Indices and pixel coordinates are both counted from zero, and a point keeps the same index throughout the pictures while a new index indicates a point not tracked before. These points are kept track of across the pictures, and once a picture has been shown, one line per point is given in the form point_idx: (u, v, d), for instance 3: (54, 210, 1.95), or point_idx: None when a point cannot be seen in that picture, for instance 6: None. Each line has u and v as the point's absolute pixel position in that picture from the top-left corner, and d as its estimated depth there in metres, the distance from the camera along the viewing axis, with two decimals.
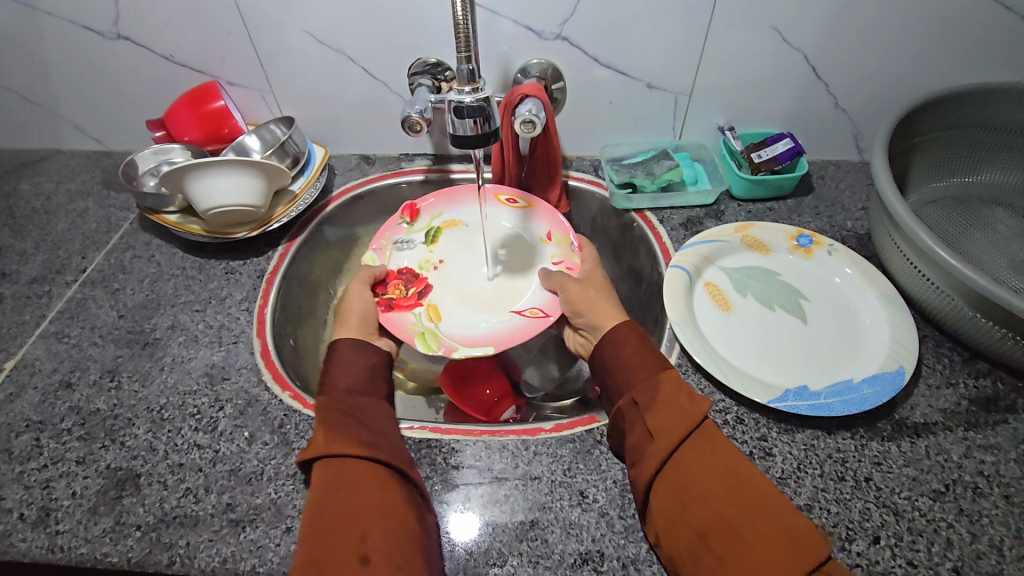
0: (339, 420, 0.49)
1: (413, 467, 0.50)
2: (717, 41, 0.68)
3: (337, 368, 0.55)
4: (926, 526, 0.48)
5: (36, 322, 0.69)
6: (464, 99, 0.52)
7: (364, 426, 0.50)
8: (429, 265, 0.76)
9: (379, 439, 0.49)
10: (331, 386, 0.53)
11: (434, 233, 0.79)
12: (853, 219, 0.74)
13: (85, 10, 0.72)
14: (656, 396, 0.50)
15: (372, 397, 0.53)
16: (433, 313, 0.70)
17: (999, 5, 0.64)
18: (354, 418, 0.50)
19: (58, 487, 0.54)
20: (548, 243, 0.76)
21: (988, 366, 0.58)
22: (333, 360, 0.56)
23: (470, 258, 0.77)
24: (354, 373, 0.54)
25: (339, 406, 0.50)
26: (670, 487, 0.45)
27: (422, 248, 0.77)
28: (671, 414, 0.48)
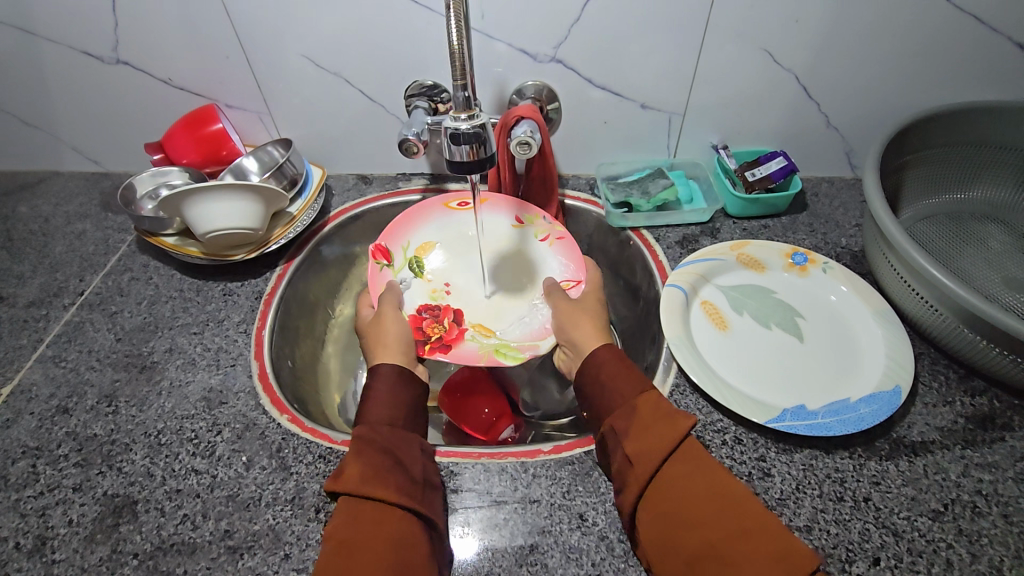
0: (378, 457, 0.48)
1: (436, 513, 0.49)
2: (708, 62, 0.69)
3: (376, 399, 0.55)
4: (926, 547, 0.48)
5: (34, 346, 0.69)
6: (460, 126, 0.53)
7: (403, 469, 0.49)
8: (442, 293, 0.75)
9: (413, 482, 0.48)
10: (369, 418, 0.53)
11: (414, 262, 0.77)
12: (847, 236, 0.75)
13: (85, 36, 0.72)
14: (636, 418, 0.50)
15: (410, 435, 0.53)
16: (483, 331, 0.71)
17: (986, 27, 0.65)
18: (391, 458, 0.49)
19: (54, 515, 0.54)
20: (528, 223, 0.79)
21: (984, 383, 0.59)
22: (374, 388, 0.56)
23: (468, 270, 0.78)
24: (391, 408, 0.54)
25: (380, 442, 0.50)
26: (656, 508, 0.45)
27: (420, 282, 0.76)
28: (653, 433, 0.48)
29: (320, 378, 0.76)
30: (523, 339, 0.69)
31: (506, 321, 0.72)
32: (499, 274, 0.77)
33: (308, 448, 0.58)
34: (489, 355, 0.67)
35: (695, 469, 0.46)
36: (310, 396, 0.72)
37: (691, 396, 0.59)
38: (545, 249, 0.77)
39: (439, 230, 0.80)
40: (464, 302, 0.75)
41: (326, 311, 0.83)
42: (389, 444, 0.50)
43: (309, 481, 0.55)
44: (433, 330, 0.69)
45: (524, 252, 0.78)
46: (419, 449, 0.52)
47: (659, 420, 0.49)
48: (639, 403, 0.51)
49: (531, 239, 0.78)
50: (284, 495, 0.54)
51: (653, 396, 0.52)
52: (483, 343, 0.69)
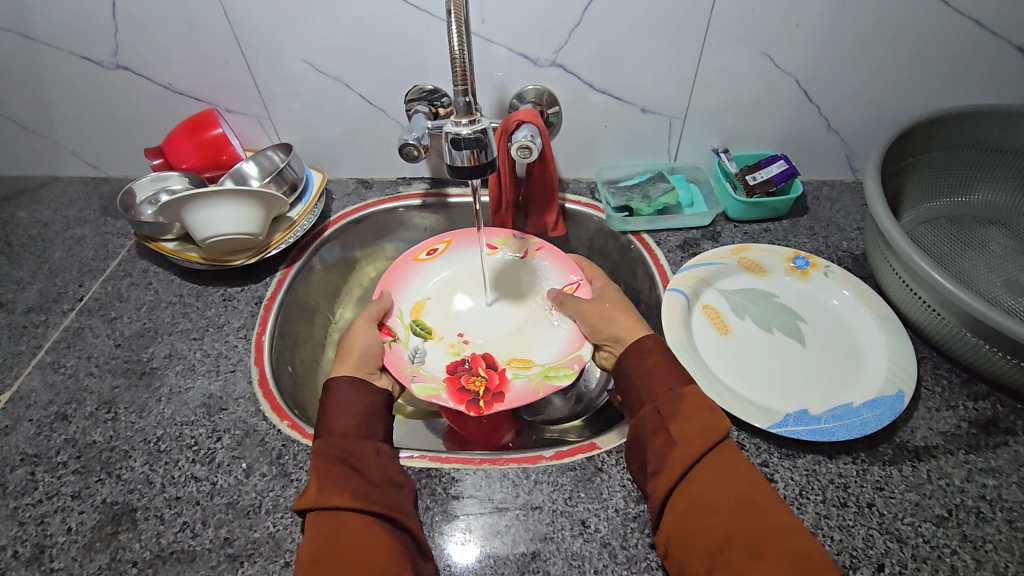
0: (335, 468, 0.48)
1: (406, 511, 0.49)
2: (708, 66, 0.69)
3: (331, 409, 0.53)
4: (930, 553, 0.47)
5: (32, 352, 0.69)
6: (461, 130, 0.53)
7: (361, 475, 0.49)
8: (462, 345, 0.73)
9: (372, 486, 0.48)
10: (325, 429, 0.52)
11: (416, 325, 0.74)
12: (848, 240, 0.74)
13: (84, 41, 0.72)
14: (681, 408, 0.50)
15: (367, 439, 0.52)
16: (515, 364, 0.69)
17: (986, 30, 0.65)
18: (349, 466, 0.49)
19: (53, 523, 0.53)
20: (502, 248, 0.81)
21: (987, 388, 0.58)
22: (328, 400, 0.54)
23: (478, 316, 0.76)
24: (348, 414, 0.53)
25: (336, 452, 0.49)
26: (687, 499, 0.46)
27: (434, 343, 0.72)
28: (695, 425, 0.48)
29: (319, 383, 0.76)
30: (559, 357, 0.69)
31: (535, 345, 0.71)
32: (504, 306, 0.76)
33: (308, 454, 0.57)
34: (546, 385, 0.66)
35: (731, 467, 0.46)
36: (311, 402, 0.72)
37: None
38: (536, 268, 0.79)
39: (423, 286, 0.78)
40: (489, 345, 0.73)
41: (327, 315, 0.83)
42: (346, 452, 0.50)
43: None
44: (474, 383, 0.67)
45: (510, 276, 0.79)
46: (376, 452, 0.51)
47: (703, 413, 0.49)
48: (685, 395, 0.51)
49: (512, 263, 0.80)
50: (285, 502, 0.54)
51: (698, 390, 0.51)
52: (527, 375, 0.67)
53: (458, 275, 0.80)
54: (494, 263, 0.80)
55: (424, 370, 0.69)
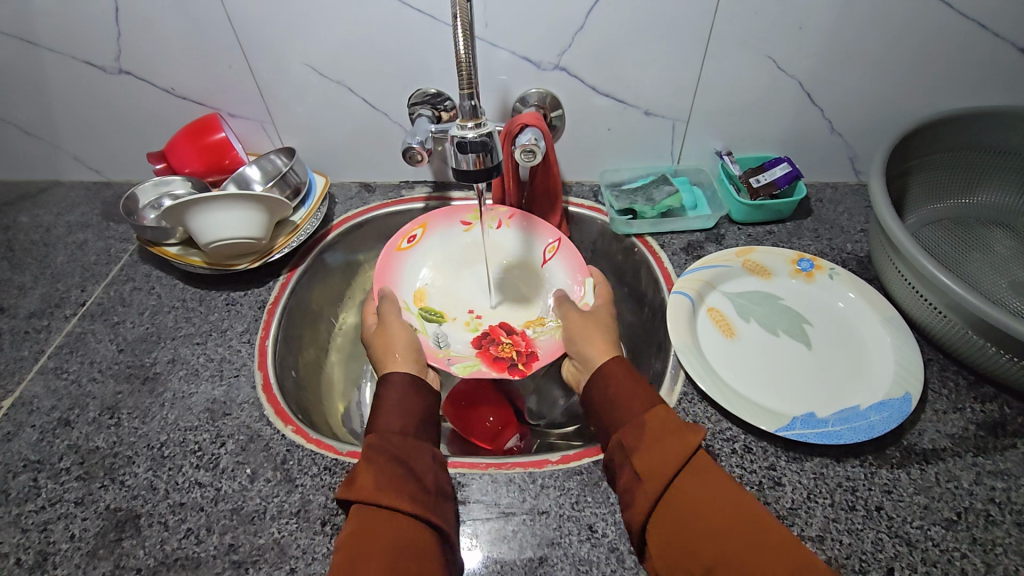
0: (390, 466, 0.48)
1: (449, 522, 0.49)
2: (712, 70, 0.70)
3: (389, 407, 0.55)
4: (940, 556, 0.47)
5: (35, 357, 0.69)
6: (466, 134, 0.53)
7: (415, 477, 0.48)
8: (478, 321, 0.75)
9: (426, 492, 0.48)
10: (380, 426, 0.53)
11: (424, 313, 0.74)
12: (853, 242, 0.74)
13: (87, 46, 0.72)
14: (644, 435, 0.49)
15: (422, 443, 0.52)
16: (534, 325, 0.73)
17: (989, 32, 0.65)
18: (403, 466, 0.49)
19: (56, 529, 0.53)
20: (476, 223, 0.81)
21: (994, 390, 0.58)
22: (386, 397, 0.56)
23: (480, 290, 0.78)
24: (403, 416, 0.54)
25: (392, 452, 0.49)
26: (667, 523, 0.45)
27: (451, 326, 0.74)
28: (659, 449, 0.48)
29: (322, 388, 0.75)
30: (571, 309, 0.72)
31: (541, 302, 0.75)
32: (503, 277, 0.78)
33: (312, 459, 0.57)
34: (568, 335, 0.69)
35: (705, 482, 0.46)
36: (314, 406, 0.72)
37: (699, 404, 0.59)
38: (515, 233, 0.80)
39: (417, 273, 0.78)
40: (506, 314, 0.75)
41: (330, 319, 0.83)
42: (402, 452, 0.50)
43: (314, 493, 0.54)
44: (504, 351, 0.70)
45: (495, 247, 0.80)
46: (430, 458, 0.51)
47: (666, 434, 0.49)
48: (647, 419, 0.51)
49: (491, 234, 0.80)
50: (290, 507, 0.53)
51: (658, 412, 0.51)
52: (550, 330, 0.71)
53: (445, 255, 0.80)
54: (472, 238, 0.81)
55: (450, 350, 0.70)
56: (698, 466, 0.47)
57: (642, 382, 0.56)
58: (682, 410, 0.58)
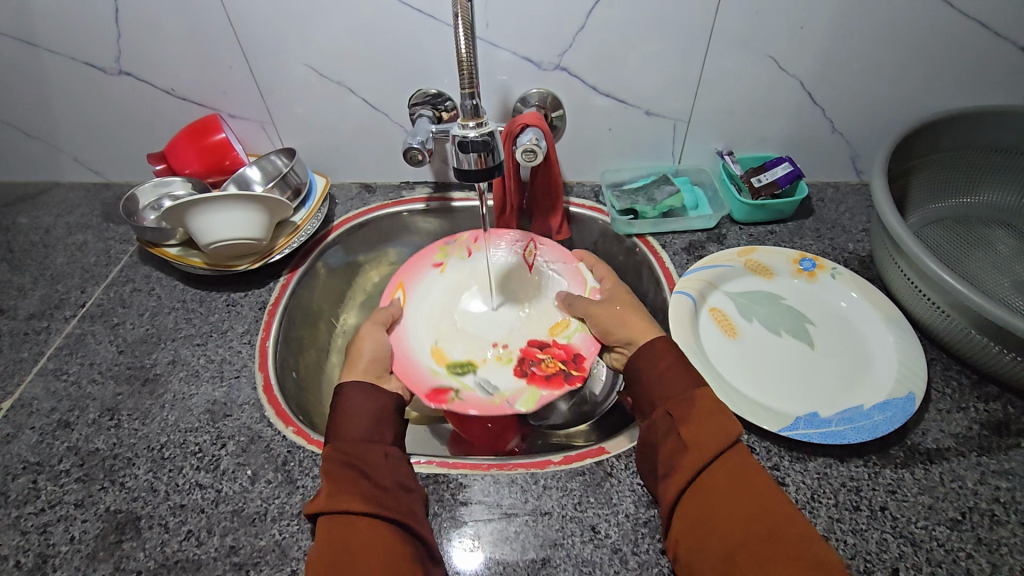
0: (344, 473, 0.48)
1: (416, 516, 0.48)
2: (713, 70, 0.70)
3: (339, 415, 0.53)
4: (945, 556, 0.47)
5: (34, 359, 0.68)
6: (468, 134, 0.53)
7: (370, 479, 0.48)
8: (507, 350, 0.71)
9: (384, 491, 0.48)
10: (335, 434, 0.52)
11: (454, 368, 0.69)
12: (854, 241, 0.74)
13: (87, 47, 0.72)
14: (694, 409, 0.50)
15: (377, 444, 0.52)
16: (558, 331, 0.71)
17: (990, 31, 0.65)
18: (358, 470, 0.48)
19: (56, 531, 0.53)
20: (445, 260, 0.81)
21: (998, 389, 0.58)
22: (337, 404, 0.54)
23: (495, 322, 0.75)
24: (354, 419, 0.53)
25: (347, 458, 0.49)
26: (699, 500, 0.45)
27: (488, 367, 0.69)
28: (706, 429, 0.48)
29: (322, 389, 0.75)
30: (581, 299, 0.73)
31: (550, 305, 0.74)
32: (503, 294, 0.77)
33: (313, 461, 0.57)
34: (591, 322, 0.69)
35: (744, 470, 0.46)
36: (314, 407, 0.71)
37: None
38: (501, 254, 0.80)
39: (427, 331, 0.73)
40: (530, 329, 0.73)
41: (330, 320, 0.83)
42: (356, 457, 0.49)
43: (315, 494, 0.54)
44: (550, 364, 0.67)
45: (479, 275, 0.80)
46: (386, 457, 0.51)
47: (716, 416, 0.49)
48: (696, 396, 0.51)
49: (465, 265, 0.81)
50: (291, 509, 0.53)
51: (710, 393, 0.51)
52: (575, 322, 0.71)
53: (447, 302, 0.77)
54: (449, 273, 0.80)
55: (504, 392, 0.66)
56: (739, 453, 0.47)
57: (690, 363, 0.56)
58: None
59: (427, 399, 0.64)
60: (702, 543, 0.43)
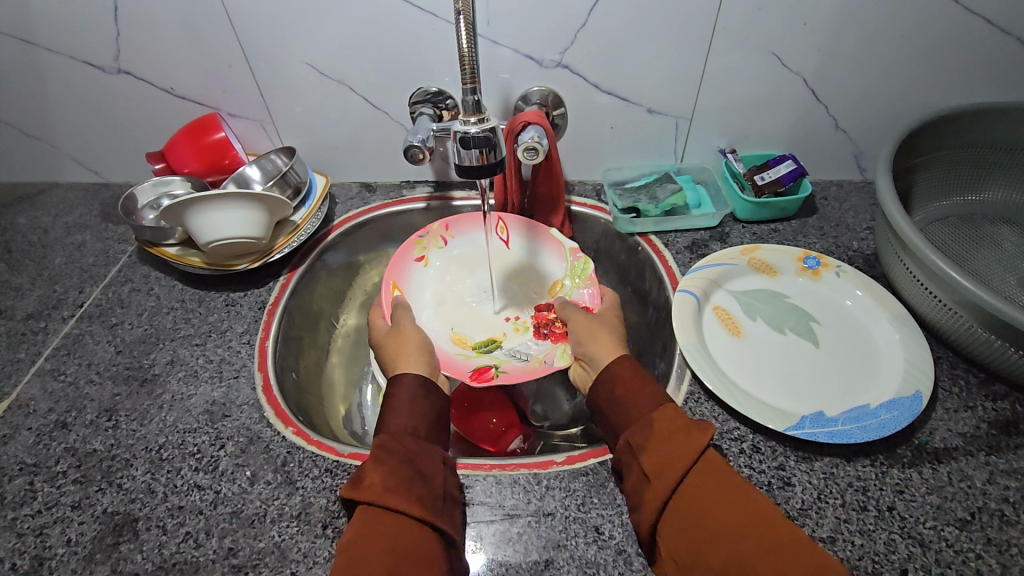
0: (400, 468, 0.47)
1: (456, 527, 0.47)
2: (715, 67, 0.69)
3: (396, 407, 0.54)
4: (954, 557, 0.46)
5: (32, 359, 0.68)
6: (470, 130, 0.53)
7: (422, 480, 0.47)
8: (522, 320, 0.74)
9: (434, 497, 0.47)
10: (390, 427, 0.52)
11: (480, 349, 0.70)
12: (859, 239, 0.74)
13: (86, 46, 0.72)
14: (652, 433, 0.49)
15: (432, 446, 0.51)
16: (555, 292, 0.75)
17: (995, 28, 0.64)
18: (412, 469, 0.48)
19: (52, 534, 0.52)
20: (426, 253, 0.79)
21: (1005, 388, 0.57)
22: (396, 397, 0.54)
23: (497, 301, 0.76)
24: (413, 417, 0.53)
25: (402, 455, 0.48)
26: (678, 523, 0.44)
27: (513, 340, 0.71)
28: (670, 447, 0.47)
29: (322, 389, 0.75)
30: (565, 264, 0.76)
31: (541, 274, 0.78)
32: (500, 274, 0.78)
33: (314, 462, 0.56)
34: (587, 280, 0.73)
35: (716, 483, 0.44)
36: (315, 408, 0.71)
37: (706, 404, 0.58)
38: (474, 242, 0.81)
39: (438, 323, 0.73)
40: (534, 295, 0.76)
41: (330, 320, 0.82)
42: (412, 455, 0.49)
43: (315, 495, 0.53)
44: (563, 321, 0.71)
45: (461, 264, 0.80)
46: (441, 461, 0.50)
47: (676, 432, 0.48)
48: (655, 418, 0.50)
49: (447, 254, 0.80)
50: (290, 510, 0.52)
51: (667, 410, 0.50)
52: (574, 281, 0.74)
53: (443, 295, 0.76)
54: (434, 264, 0.79)
55: (539, 355, 0.68)
56: (709, 464, 0.46)
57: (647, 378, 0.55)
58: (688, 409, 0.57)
59: (473, 380, 0.64)
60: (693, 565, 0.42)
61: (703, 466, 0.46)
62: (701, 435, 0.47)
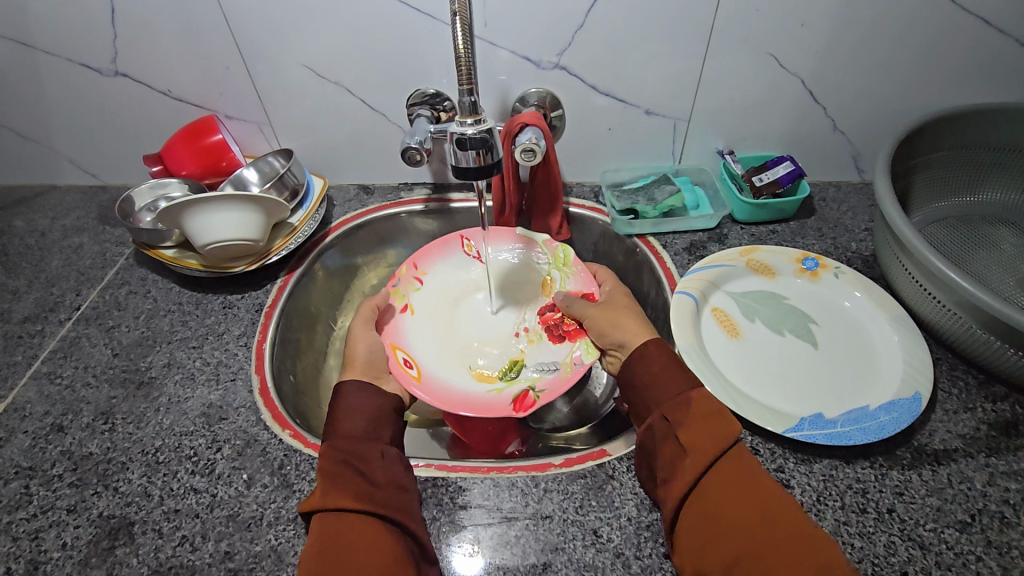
0: (341, 470, 0.47)
1: (411, 515, 0.47)
2: (713, 69, 0.69)
3: (339, 412, 0.54)
4: (955, 560, 0.46)
5: (28, 362, 0.68)
6: (466, 131, 0.53)
7: (366, 476, 0.47)
8: (532, 328, 0.74)
9: (380, 489, 0.47)
10: (335, 434, 0.52)
11: (506, 376, 0.69)
12: (858, 241, 0.74)
13: (83, 48, 0.72)
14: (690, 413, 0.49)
15: (375, 442, 0.51)
16: (549, 290, 0.76)
17: (994, 28, 0.64)
18: (354, 468, 0.48)
19: (48, 538, 0.52)
20: (406, 301, 0.76)
21: (1005, 389, 0.57)
22: (338, 404, 0.54)
23: (501, 320, 0.76)
24: (356, 418, 0.53)
25: (346, 457, 0.48)
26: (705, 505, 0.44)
27: (533, 351, 0.71)
28: (704, 431, 0.47)
29: (319, 391, 0.74)
30: (548, 260, 0.78)
31: (529, 278, 0.79)
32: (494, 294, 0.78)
33: (311, 465, 0.56)
34: (575, 265, 0.75)
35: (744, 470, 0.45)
36: (312, 411, 0.70)
37: None
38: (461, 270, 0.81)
39: (449, 364, 0.71)
40: (533, 304, 0.77)
41: (328, 323, 0.82)
42: (354, 455, 0.49)
43: None
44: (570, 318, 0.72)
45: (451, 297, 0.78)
46: (383, 454, 0.50)
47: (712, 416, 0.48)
48: (694, 400, 0.50)
49: (426, 293, 0.78)
50: (287, 513, 0.52)
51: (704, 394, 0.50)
52: (562, 270, 0.77)
53: (447, 336, 0.74)
54: (420, 308, 0.76)
55: (565, 360, 0.68)
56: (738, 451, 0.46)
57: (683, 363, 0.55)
58: None
59: (519, 411, 0.64)
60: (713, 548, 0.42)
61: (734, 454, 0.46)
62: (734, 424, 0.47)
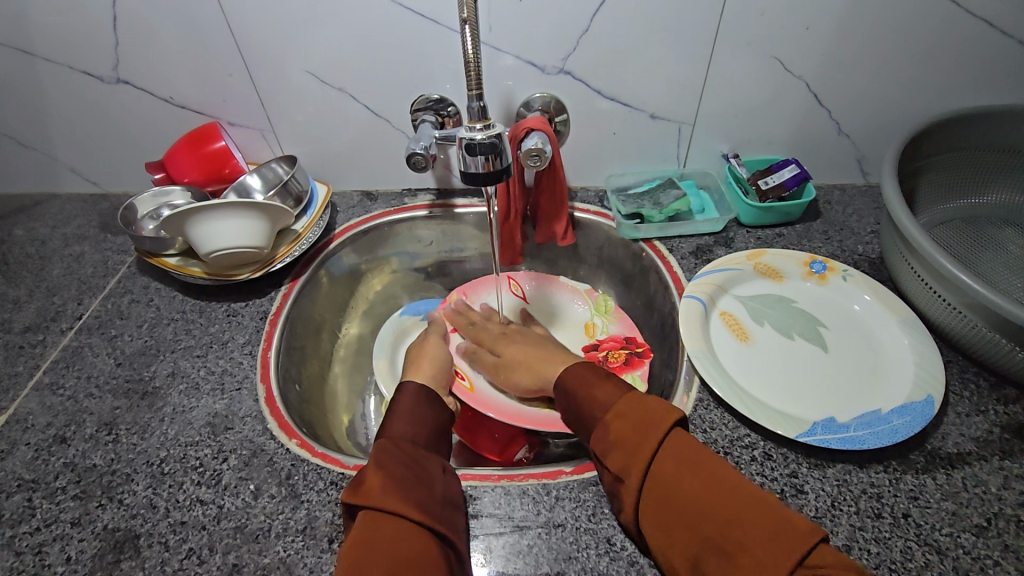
0: (396, 468, 0.47)
1: (460, 535, 0.47)
2: (718, 73, 0.69)
3: (399, 415, 0.55)
4: (972, 565, 0.45)
5: (29, 373, 0.67)
6: (475, 136, 0.53)
7: (424, 485, 0.47)
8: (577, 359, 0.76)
9: (436, 501, 0.47)
10: (389, 432, 0.52)
11: None
12: (864, 243, 0.73)
13: (85, 56, 0.71)
14: (610, 436, 0.49)
15: (430, 452, 0.52)
16: (592, 332, 0.79)
17: (997, 31, 0.65)
18: (411, 471, 0.48)
19: (51, 552, 0.51)
20: (457, 321, 0.79)
21: (1017, 391, 0.57)
22: (399, 404, 0.56)
23: None
24: (413, 424, 0.54)
25: (401, 455, 0.49)
26: (656, 514, 0.44)
27: None
28: (630, 444, 0.47)
29: (321, 398, 0.74)
30: (587, 307, 0.82)
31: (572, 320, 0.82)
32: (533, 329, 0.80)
33: (319, 474, 0.55)
34: (617, 314, 0.80)
35: (686, 463, 0.44)
36: (318, 420, 0.70)
37: (715, 411, 0.57)
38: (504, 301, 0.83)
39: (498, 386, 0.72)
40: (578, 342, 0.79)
41: (332, 331, 0.81)
42: (411, 458, 0.49)
43: (320, 509, 0.53)
44: (617, 354, 0.74)
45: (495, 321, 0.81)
46: (441, 468, 0.50)
47: (642, 419, 0.48)
48: (611, 419, 0.50)
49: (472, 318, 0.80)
50: (295, 525, 0.51)
51: (622, 408, 0.50)
52: (604, 316, 0.80)
53: None
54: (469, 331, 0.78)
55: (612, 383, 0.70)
56: (678, 442, 0.46)
57: (604, 378, 0.56)
58: (698, 417, 0.57)
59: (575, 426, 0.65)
60: (679, 543, 0.42)
61: (674, 452, 0.45)
62: (660, 428, 0.46)
